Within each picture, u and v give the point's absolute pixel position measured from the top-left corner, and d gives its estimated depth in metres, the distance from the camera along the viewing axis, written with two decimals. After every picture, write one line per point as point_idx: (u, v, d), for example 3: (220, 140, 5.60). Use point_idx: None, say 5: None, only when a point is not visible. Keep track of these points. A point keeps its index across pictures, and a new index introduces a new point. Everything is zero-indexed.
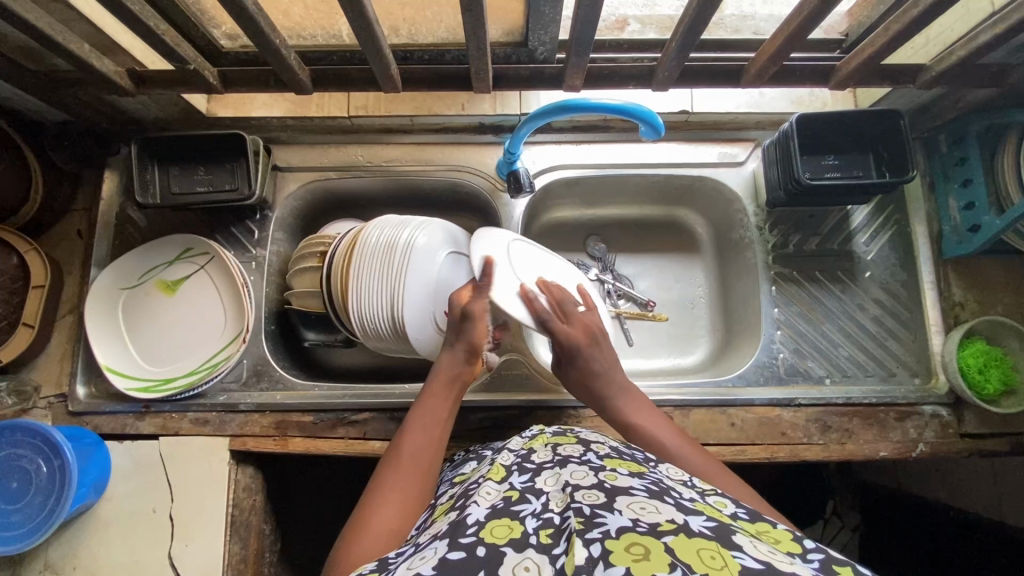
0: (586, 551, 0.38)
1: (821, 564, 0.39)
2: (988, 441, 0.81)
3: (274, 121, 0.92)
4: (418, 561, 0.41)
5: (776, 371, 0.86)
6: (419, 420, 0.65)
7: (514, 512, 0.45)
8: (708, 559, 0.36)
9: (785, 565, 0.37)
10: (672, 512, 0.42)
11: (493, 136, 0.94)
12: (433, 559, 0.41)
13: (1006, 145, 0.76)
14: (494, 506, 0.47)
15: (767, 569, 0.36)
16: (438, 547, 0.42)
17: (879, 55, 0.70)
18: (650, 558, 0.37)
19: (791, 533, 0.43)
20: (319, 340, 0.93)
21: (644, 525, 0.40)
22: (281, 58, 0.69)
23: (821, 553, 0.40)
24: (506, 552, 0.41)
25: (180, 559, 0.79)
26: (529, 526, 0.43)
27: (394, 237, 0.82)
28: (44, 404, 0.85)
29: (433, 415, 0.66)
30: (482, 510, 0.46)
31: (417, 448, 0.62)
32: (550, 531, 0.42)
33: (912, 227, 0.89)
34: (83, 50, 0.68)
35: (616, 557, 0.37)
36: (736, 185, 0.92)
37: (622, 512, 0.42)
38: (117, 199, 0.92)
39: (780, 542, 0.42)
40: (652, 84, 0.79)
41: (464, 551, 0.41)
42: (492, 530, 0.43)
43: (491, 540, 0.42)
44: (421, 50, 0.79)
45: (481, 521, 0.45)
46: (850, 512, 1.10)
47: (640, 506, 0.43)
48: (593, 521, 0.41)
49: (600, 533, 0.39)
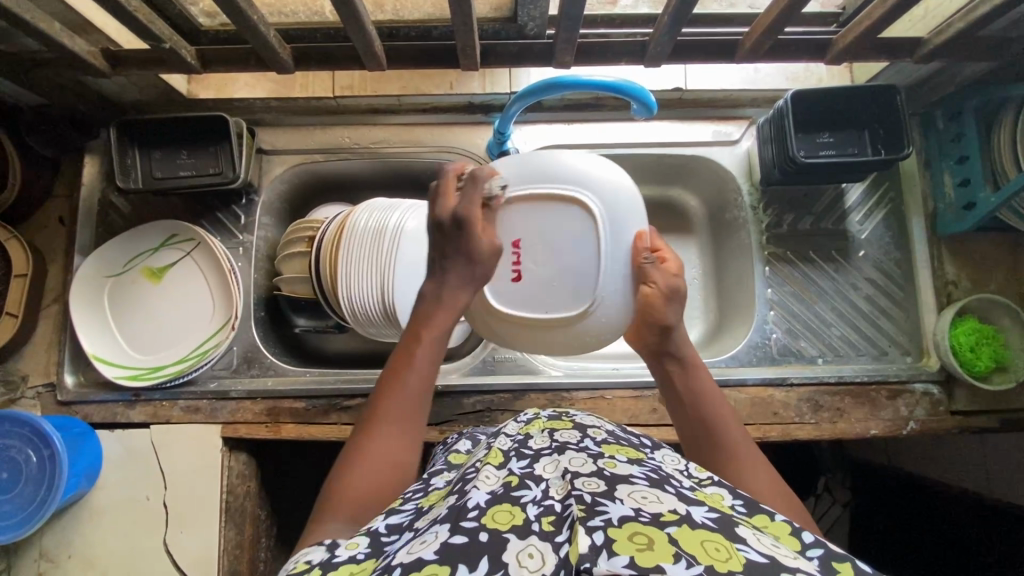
0: (589, 540, 0.37)
1: (820, 562, 0.38)
2: (977, 418, 0.82)
3: (257, 102, 0.90)
4: (419, 546, 0.40)
5: (769, 352, 0.86)
6: (411, 360, 0.56)
7: (515, 498, 0.44)
8: (713, 551, 0.36)
9: (790, 559, 0.37)
10: (674, 502, 0.42)
11: (483, 116, 0.92)
12: (434, 543, 0.40)
13: (1003, 122, 0.75)
14: (494, 491, 0.45)
15: (772, 563, 0.36)
16: (439, 533, 0.41)
17: (875, 28, 0.68)
18: (654, 547, 0.36)
19: (789, 526, 0.43)
20: (309, 325, 0.92)
21: (646, 515, 0.39)
22: (260, 35, 0.66)
23: (821, 549, 0.40)
24: (510, 539, 0.39)
25: (175, 546, 0.79)
26: (530, 512, 0.42)
27: (383, 221, 0.80)
28: (32, 393, 0.84)
29: (413, 364, 0.56)
30: (482, 495, 0.45)
31: (413, 389, 0.56)
32: (552, 519, 0.41)
33: (907, 206, 0.88)
34: (54, 29, 0.65)
35: (619, 545, 0.36)
36: (731, 164, 0.91)
37: (623, 501, 0.41)
38: (98, 184, 0.89)
39: (780, 538, 0.41)
40: (644, 61, 0.76)
41: (466, 535, 0.40)
42: (494, 515, 0.42)
43: (493, 526, 0.41)
44: (407, 26, 0.76)
45: (482, 506, 0.43)
46: (841, 488, 1.07)
47: (641, 495, 0.42)
48: (594, 509, 0.40)
49: (602, 521, 0.38)
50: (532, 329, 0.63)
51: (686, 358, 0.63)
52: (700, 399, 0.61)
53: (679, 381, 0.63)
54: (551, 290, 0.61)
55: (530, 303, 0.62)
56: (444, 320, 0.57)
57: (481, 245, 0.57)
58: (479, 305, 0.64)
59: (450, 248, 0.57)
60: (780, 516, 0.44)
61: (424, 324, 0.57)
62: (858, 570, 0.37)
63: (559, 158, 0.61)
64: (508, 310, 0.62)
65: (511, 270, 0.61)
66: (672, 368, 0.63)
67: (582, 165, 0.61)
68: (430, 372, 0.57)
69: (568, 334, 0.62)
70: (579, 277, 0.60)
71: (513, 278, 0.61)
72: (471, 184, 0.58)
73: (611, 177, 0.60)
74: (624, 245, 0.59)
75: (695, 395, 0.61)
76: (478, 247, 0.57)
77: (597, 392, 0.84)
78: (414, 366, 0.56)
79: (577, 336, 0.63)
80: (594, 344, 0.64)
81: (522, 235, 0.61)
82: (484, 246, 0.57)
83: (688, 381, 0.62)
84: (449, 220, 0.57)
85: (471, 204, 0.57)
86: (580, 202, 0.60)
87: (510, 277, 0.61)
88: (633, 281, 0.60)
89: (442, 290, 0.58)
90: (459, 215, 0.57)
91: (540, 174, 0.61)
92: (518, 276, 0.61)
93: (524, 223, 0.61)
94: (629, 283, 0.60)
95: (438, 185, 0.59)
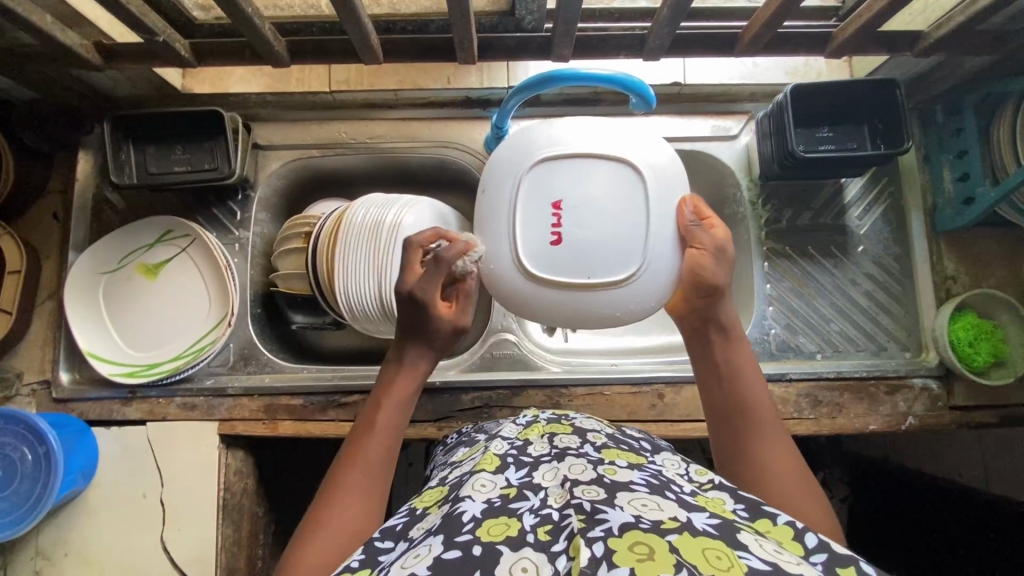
0: (590, 551, 0.37)
1: (824, 567, 0.38)
2: (977, 413, 0.82)
3: (252, 96, 0.90)
4: (412, 561, 0.40)
5: (767, 348, 0.86)
6: (377, 420, 0.59)
7: (511, 510, 0.44)
8: (714, 559, 0.36)
9: (792, 565, 0.36)
10: (674, 508, 0.42)
11: (480, 110, 0.91)
12: (428, 559, 0.39)
13: (1003, 116, 0.75)
14: (490, 503, 0.45)
15: (774, 570, 0.35)
16: (433, 546, 0.41)
17: (875, 22, 0.67)
18: (655, 557, 0.36)
19: (793, 530, 0.42)
20: (306, 322, 0.91)
21: (646, 522, 0.39)
22: (255, 28, 0.65)
23: (824, 554, 0.40)
24: (503, 552, 0.39)
25: (172, 543, 0.79)
26: (526, 523, 0.42)
27: (380, 216, 0.79)
28: (26, 391, 0.84)
29: (378, 427, 0.59)
30: (477, 505, 0.44)
31: (378, 451, 0.57)
32: (549, 528, 0.41)
33: (907, 200, 0.88)
34: (45, 22, 0.64)
35: (619, 556, 0.36)
36: (729, 159, 0.91)
37: (623, 508, 0.41)
38: (92, 179, 0.88)
39: (782, 543, 0.41)
40: (643, 54, 0.76)
41: (460, 550, 0.39)
42: (489, 528, 0.42)
43: (487, 539, 0.40)
44: (403, 20, 0.75)
45: (477, 518, 0.43)
46: (839, 483, 1.10)
47: (641, 503, 0.42)
48: (594, 518, 0.40)
49: (602, 531, 0.38)
50: (569, 298, 0.59)
51: (732, 330, 0.62)
52: (738, 375, 0.60)
53: (721, 353, 0.62)
54: (591, 253, 0.57)
55: (569, 270, 0.58)
56: (407, 382, 0.62)
57: (440, 324, 0.61)
58: (514, 272, 0.60)
59: (412, 324, 0.62)
60: (782, 519, 0.43)
61: (384, 389, 0.61)
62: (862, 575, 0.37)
63: (593, 123, 0.60)
64: (547, 278, 0.58)
65: (551, 232, 0.58)
66: (715, 339, 0.62)
67: (627, 129, 0.60)
68: (394, 436, 0.59)
69: (601, 300, 0.59)
70: (624, 237, 0.57)
71: (553, 241, 0.57)
72: (433, 269, 0.60)
73: (650, 144, 0.60)
74: (669, 207, 0.58)
75: (734, 371, 0.61)
76: (436, 326, 0.61)
77: (595, 387, 0.83)
78: (377, 426, 0.59)
79: (608, 303, 0.59)
80: (628, 314, 0.60)
81: (562, 195, 0.58)
82: (444, 325, 0.62)
83: (732, 355, 0.61)
84: (406, 298, 0.61)
85: (434, 288, 0.60)
86: (622, 164, 0.58)
87: (550, 241, 0.58)
88: (680, 241, 0.59)
89: (402, 358, 0.63)
90: (415, 295, 0.60)
91: (584, 136, 0.59)
92: (558, 238, 0.58)
93: (565, 185, 0.58)
94: (674, 244, 0.59)
95: (406, 257, 0.63)
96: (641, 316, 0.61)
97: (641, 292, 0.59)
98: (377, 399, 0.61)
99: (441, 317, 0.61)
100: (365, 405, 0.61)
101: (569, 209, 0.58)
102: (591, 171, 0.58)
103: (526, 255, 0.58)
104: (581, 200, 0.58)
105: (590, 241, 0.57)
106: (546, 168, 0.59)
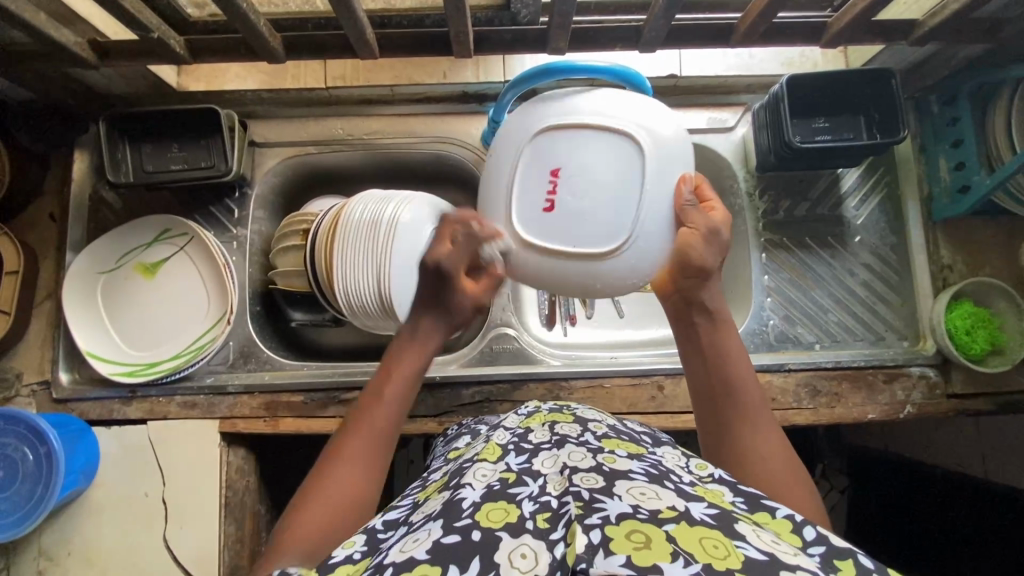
0: (586, 538, 0.37)
1: (822, 559, 0.38)
2: (974, 401, 0.82)
3: (248, 94, 0.89)
4: (411, 544, 0.40)
5: (766, 339, 0.87)
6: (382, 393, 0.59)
7: (511, 495, 0.44)
8: (711, 548, 0.36)
9: (788, 556, 0.37)
10: (673, 498, 0.42)
11: (477, 105, 0.91)
12: (427, 542, 0.40)
13: (998, 103, 0.76)
14: (490, 487, 0.45)
15: (772, 561, 0.36)
16: (432, 530, 0.41)
17: (869, 11, 0.68)
18: (652, 546, 0.36)
19: (790, 523, 0.42)
20: (306, 319, 0.90)
21: (644, 512, 0.39)
22: (250, 24, 0.65)
23: (823, 547, 0.40)
24: (502, 538, 0.39)
25: (175, 542, 0.79)
26: (525, 510, 0.42)
27: (377, 212, 0.79)
28: (26, 392, 0.84)
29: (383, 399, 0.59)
30: (477, 492, 0.45)
31: (382, 423, 0.58)
32: (548, 516, 0.41)
33: (902, 191, 0.88)
34: (39, 20, 0.64)
35: (616, 544, 0.36)
36: (726, 151, 0.91)
37: (622, 497, 0.41)
38: (88, 179, 0.88)
39: (779, 535, 0.41)
40: (639, 46, 0.75)
41: (459, 534, 0.40)
42: (488, 513, 0.42)
43: (486, 525, 0.41)
44: (398, 15, 0.74)
45: (476, 503, 0.43)
46: (838, 474, 1.10)
47: (640, 491, 0.42)
48: (592, 506, 0.40)
49: (600, 518, 0.38)
50: (558, 264, 0.62)
51: (715, 311, 0.63)
52: (723, 356, 0.61)
53: (704, 334, 0.63)
54: (583, 223, 0.60)
55: (560, 236, 0.60)
56: (413, 360, 0.62)
57: (458, 300, 0.65)
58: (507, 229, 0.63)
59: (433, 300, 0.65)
60: (781, 513, 0.44)
61: (395, 361, 0.62)
62: (859, 568, 0.37)
63: (611, 96, 0.61)
64: (538, 241, 0.61)
65: (546, 198, 0.60)
66: (700, 321, 0.63)
67: (645, 103, 0.61)
68: (399, 410, 0.59)
69: (590, 270, 0.61)
70: (615, 210, 0.59)
71: (545, 208, 0.60)
72: (465, 245, 0.64)
73: (659, 119, 0.60)
74: (666, 186, 0.60)
75: (719, 351, 0.62)
76: (456, 298, 0.65)
77: (596, 381, 0.83)
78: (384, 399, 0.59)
79: (595, 273, 0.61)
80: (613, 289, 0.63)
81: (562, 163, 0.60)
82: (464, 303, 0.65)
83: (715, 338, 0.63)
84: (432, 269, 0.64)
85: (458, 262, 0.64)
86: (625, 136, 0.59)
87: (543, 207, 0.61)
88: (674, 220, 0.61)
89: (414, 334, 0.64)
90: (443, 268, 0.64)
91: (594, 106, 0.60)
92: (551, 206, 0.60)
93: (565, 153, 0.60)
94: (666, 221, 0.60)
95: (440, 230, 0.66)
96: (628, 287, 0.63)
97: (628, 266, 0.61)
98: (384, 371, 0.62)
99: (462, 291, 0.65)
100: (374, 375, 0.62)
101: (564, 177, 0.60)
102: (596, 141, 0.60)
103: (519, 220, 0.62)
104: (579, 170, 0.60)
105: (585, 212, 0.59)
106: (548, 134, 0.61)
